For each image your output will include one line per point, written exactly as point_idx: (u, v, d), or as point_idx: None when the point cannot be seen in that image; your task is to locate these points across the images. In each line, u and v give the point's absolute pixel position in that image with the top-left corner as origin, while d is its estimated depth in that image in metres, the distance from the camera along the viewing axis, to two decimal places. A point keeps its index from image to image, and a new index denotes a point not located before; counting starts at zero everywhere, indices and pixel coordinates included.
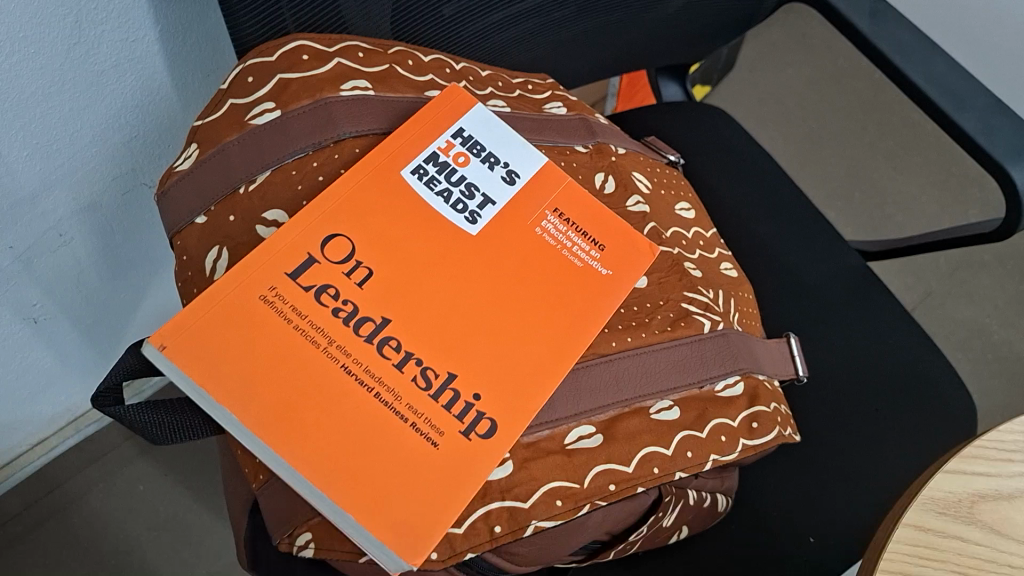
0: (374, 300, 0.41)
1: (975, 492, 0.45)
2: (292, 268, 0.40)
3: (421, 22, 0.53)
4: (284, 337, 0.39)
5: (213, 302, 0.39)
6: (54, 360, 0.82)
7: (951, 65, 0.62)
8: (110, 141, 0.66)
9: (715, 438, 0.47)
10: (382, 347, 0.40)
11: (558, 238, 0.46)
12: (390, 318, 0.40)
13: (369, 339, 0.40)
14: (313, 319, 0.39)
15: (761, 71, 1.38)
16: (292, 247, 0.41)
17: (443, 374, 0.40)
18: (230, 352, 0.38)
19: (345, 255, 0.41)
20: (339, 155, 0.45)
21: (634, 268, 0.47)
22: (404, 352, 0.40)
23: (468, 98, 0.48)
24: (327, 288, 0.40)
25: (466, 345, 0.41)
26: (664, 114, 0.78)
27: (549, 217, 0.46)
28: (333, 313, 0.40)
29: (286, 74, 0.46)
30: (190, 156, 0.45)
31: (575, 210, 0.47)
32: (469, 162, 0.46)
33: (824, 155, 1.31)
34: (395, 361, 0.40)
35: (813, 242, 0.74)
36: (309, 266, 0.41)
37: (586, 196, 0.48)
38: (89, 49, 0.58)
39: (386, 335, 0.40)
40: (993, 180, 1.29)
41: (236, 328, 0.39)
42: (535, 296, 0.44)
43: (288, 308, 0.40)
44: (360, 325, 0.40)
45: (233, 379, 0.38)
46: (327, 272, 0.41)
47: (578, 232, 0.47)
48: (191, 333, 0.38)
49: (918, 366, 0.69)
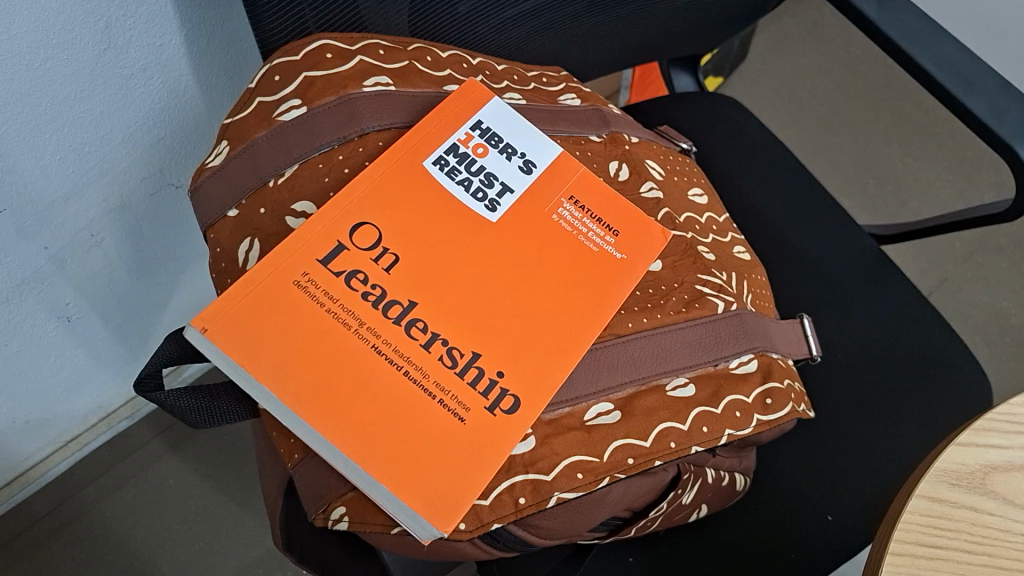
0: (401, 284, 0.43)
1: (987, 464, 0.46)
2: (321, 254, 0.42)
3: (438, 19, 0.55)
4: (317, 318, 0.41)
5: (249, 287, 0.41)
6: (87, 359, 0.85)
7: (959, 48, 0.64)
8: (137, 143, 0.68)
9: (729, 413, 0.49)
10: (410, 328, 0.42)
11: (574, 224, 0.48)
12: (417, 301, 0.42)
13: (397, 321, 0.42)
14: (344, 302, 0.42)
15: (773, 60, 1.39)
16: (322, 235, 0.43)
17: (468, 353, 0.42)
18: (266, 332, 0.40)
19: (372, 242, 0.43)
20: (364, 149, 0.46)
21: (649, 252, 0.49)
22: (430, 333, 0.42)
23: (485, 91, 0.49)
24: (356, 274, 0.42)
25: (492, 326, 0.43)
26: (676, 103, 0.80)
27: (566, 205, 0.48)
28: (362, 297, 0.42)
29: (311, 72, 0.47)
30: (221, 152, 0.47)
31: (589, 198, 0.49)
32: (487, 153, 0.48)
33: (837, 142, 1.32)
34: (423, 341, 0.42)
35: (825, 226, 0.76)
36: (338, 254, 0.43)
37: (600, 184, 0.50)
38: (118, 54, 0.61)
39: (413, 317, 0.42)
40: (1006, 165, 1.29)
41: (272, 310, 0.41)
42: (553, 280, 0.45)
43: (320, 292, 0.42)
44: (388, 308, 0.42)
45: (271, 358, 0.40)
46: (356, 258, 0.43)
47: (593, 218, 0.48)
48: (229, 317, 0.40)
49: (934, 345, 0.70)
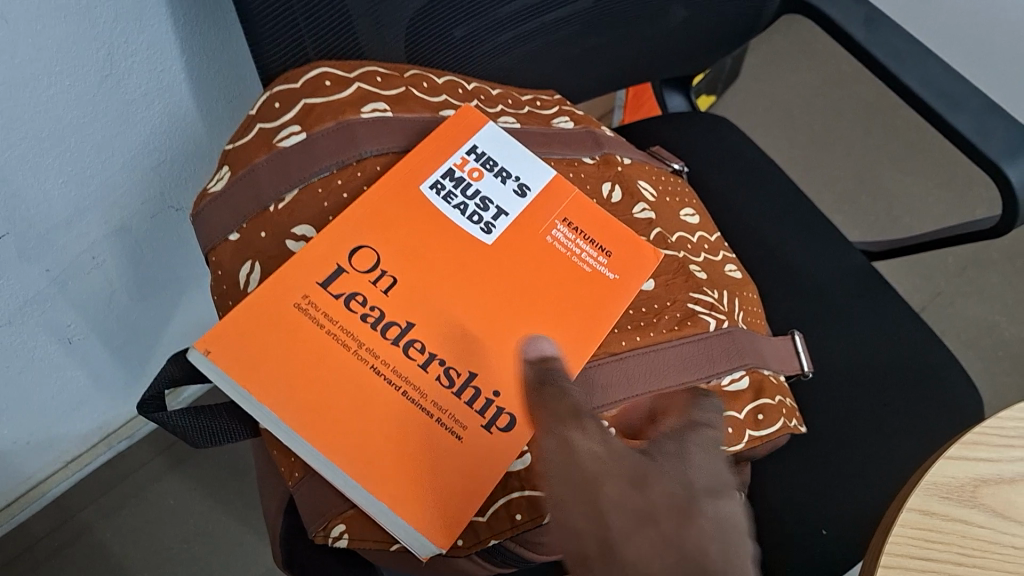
0: (398, 305, 0.44)
1: (977, 477, 0.47)
2: (321, 277, 0.43)
3: (435, 44, 0.57)
4: (317, 340, 0.42)
5: (252, 310, 0.42)
6: (88, 379, 0.86)
7: (944, 69, 0.66)
8: (139, 166, 0.70)
9: (722, 429, 0.50)
10: (408, 349, 0.43)
11: (568, 246, 0.49)
12: (414, 322, 0.43)
13: (395, 342, 0.43)
14: (343, 324, 0.43)
15: (766, 79, 1.41)
16: (321, 258, 0.44)
17: (465, 372, 0.43)
18: (268, 353, 0.41)
19: (371, 264, 0.44)
20: (361, 173, 0.48)
21: (640, 272, 0.50)
22: (428, 353, 0.43)
23: (479, 116, 0.51)
24: (355, 296, 0.43)
25: (488, 346, 0.44)
26: (669, 124, 0.81)
27: (559, 226, 0.49)
28: (362, 319, 0.43)
29: (310, 99, 0.48)
30: (223, 178, 0.48)
31: (582, 219, 0.50)
32: (483, 177, 0.49)
33: (830, 158, 1.34)
34: (420, 361, 0.43)
35: (817, 242, 0.77)
36: (338, 276, 0.44)
37: (593, 205, 0.51)
38: (120, 80, 0.62)
39: (411, 338, 0.43)
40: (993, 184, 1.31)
41: (273, 332, 0.42)
42: (548, 300, 0.47)
43: (320, 314, 0.43)
44: (386, 329, 0.43)
45: (273, 379, 0.41)
46: (354, 280, 0.44)
47: (586, 240, 0.50)
48: (232, 339, 0.41)
49: (926, 360, 0.71)
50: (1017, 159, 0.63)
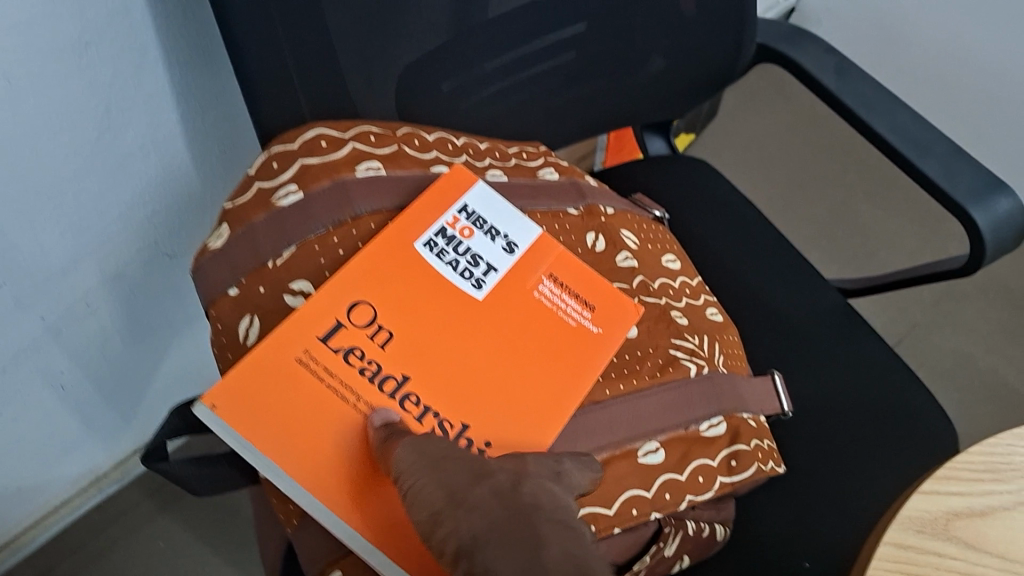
0: (394, 360, 0.46)
1: (950, 511, 0.49)
2: (322, 331, 0.45)
3: (424, 100, 0.61)
4: (318, 394, 0.44)
5: (255, 365, 0.44)
6: (79, 424, 0.87)
7: (912, 116, 0.69)
8: (134, 215, 0.71)
9: (693, 479, 0.52)
10: (404, 402, 0.45)
11: (554, 300, 0.51)
12: (409, 376, 0.46)
13: (392, 395, 0.45)
14: (343, 378, 0.45)
15: (742, 117, 1.44)
16: (322, 313, 0.46)
17: (458, 424, 0.45)
18: (271, 408, 0.43)
19: (368, 319, 0.46)
20: (356, 231, 0.50)
21: (625, 322, 0.53)
22: (423, 407, 0.45)
23: (469, 176, 0.53)
24: (354, 350, 0.45)
25: (480, 398, 0.46)
26: (650, 169, 0.84)
27: (546, 282, 0.51)
28: (360, 373, 0.45)
29: (307, 159, 0.50)
30: (222, 234, 0.50)
31: (567, 274, 0.52)
32: (474, 235, 0.51)
33: (806, 194, 1.37)
34: (416, 414, 0.45)
35: (795, 281, 0.79)
36: (338, 331, 0.46)
37: (577, 260, 0.53)
38: (118, 134, 0.64)
39: (406, 391, 0.45)
40: (957, 224, 1.34)
41: (276, 387, 0.43)
42: (536, 351, 0.49)
43: (321, 368, 0.44)
44: (383, 383, 0.45)
45: (276, 433, 0.43)
46: (353, 335, 0.46)
47: (571, 294, 0.52)
48: (237, 393, 0.43)
49: (901, 394, 0.74)
50: (982, 202, 0.66)
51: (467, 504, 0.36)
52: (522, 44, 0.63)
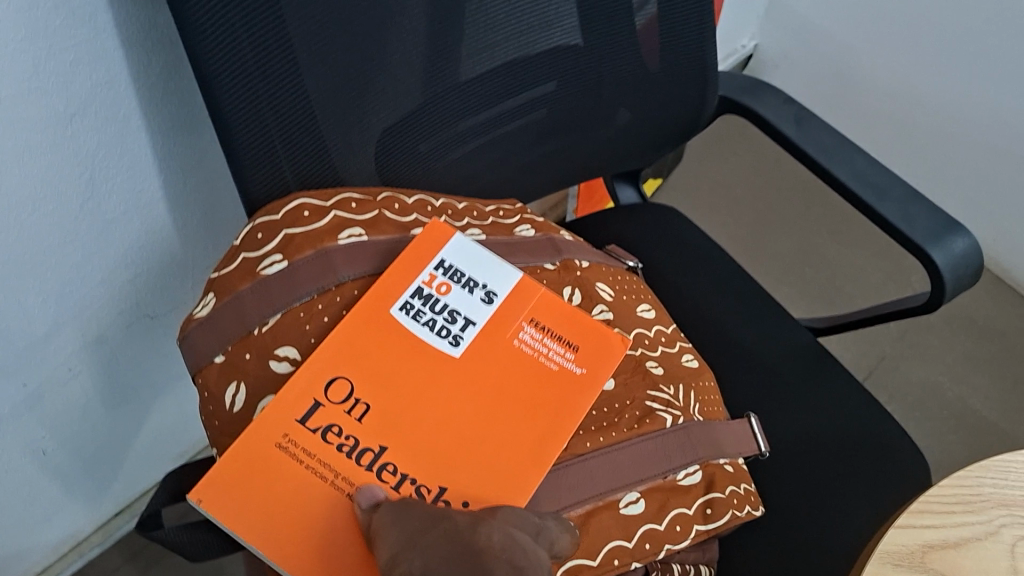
0: (372, 432, 0.48)
1: (925, 543, 0.51)
2: (299, 413, 0.47)
3: (403, 160, 0.63)
4: (299, 475, 0.46)
5: (238, 454, 0.46)
6: (60, 491, 0.87)
7: (869, 161, 0.72)
8: (116, 279, 0.72)
9: (672, 528, 0.53)
10: (382, 472, 0.47)
11: (536, 347, 0.52)
12: (386, 446, 0.48)
13: (369, 467, 0.47)
14: (322, 457, 0.47)
15: (708, 160, 1.48)
16: (299, 395, 0.48)
17: (435, 488, 0.47)
18: (255, 495, 0.45)
19: (345, 394, 0.48)
20: (340, 298, 0.51)
21: (608, 363, 0.54)
22: (400, 475, 0.47)
23: (447, 230, 0.54)
24: (332, 427, 0.47)
25: (459, 458, 0.48)
26: (621, 218, 0.87)
27: (527, 328, 0.53)
28: (338, 449, 0.47)
29: (290, 229, 0.52)
30: (208, 304, 0.51)
31: (550, 317, 0.54)
32: (450, 290, 0.52)
33: (773, 232, 1.40)
34: (393, 483, 0.47)
35: (766, 322, 0.82)
36: (315, 411, 0.48)
37: (561, 302, 0.54)
38: (101, 202, 0.65)
39: (383, 462, 0.47)
40: (915, 260, 1.37)
41: (258, 474, 0.46)
42: (515, 402, 0.51)
43: (300, 450, 0.47)
44: (361, 456, 0.47)
45: (259, 519, 0.45)
46: (331, 412, 0.48)
47: (554, 337, 0.53)
48: (221, 484, 0.45)
49: (874, 429, 0.76)
50: (940, 242, 0.68)
51: (420, 544, 0.41)
52: (492, 107, 0.66)
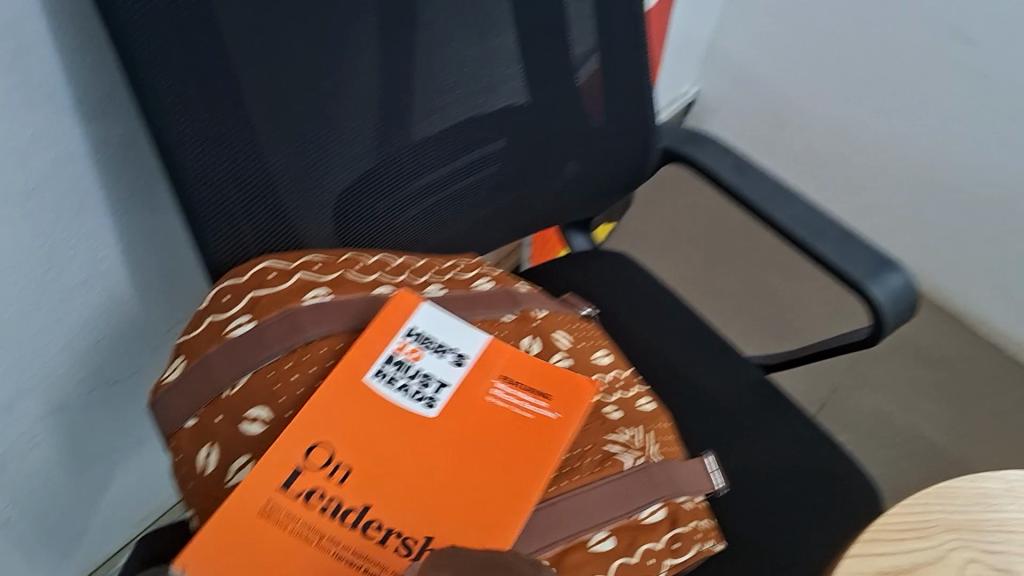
0: (355, 493, 0.49)
1: (878, 569, 0.53)
2: (281, 480, 0.48)
3: (362, 221, 0.65)
4: (282, 540, 0.46)
5: (222, 521, 0.46)
6: (22, 561, 0.85)
7: (806, 204, 0.76)
8: (78, 346, 0.73)
9: (643, 562, 0.55)
10: (367, 529, 0.47)
11: (508, 401, 0.55)
12: (370, 504, 0.48)
13: (354, 524, 0.47)
14: (306, 519, 0.47)
15: (657, 204, 1.53)
16: (281, 463, 0.49)
17: (421, 537, 0.47)
18: (240, 563, 0.45)
19: (326, 459, 0.50)
20: (308, 356, 0.53)
21: (580, 407, 0.57)
22: (385, 528, 0.47)
23: (416, 300, 0.57)
24: (314, 491, 0.48)
25: (443, 512, 0.49)
26: (574, 266, 0.90)
27: (498, 386, 0.56)
28: (322, 511, 0.47)
29: (257, 291, 0.54)
30: (177, 368, 0.53)
31: (518, 374, 0.57)
32: (422, 355, 0.55)
33: (722, 271, 1.44)
34: (378, 537, 0.47)
35: (717, 361, 0.85)
36: (297, 477, 0.48)
37: (527, 360, 0.58)
38: (62, 271, 0.66)
39: (369, 518, 0.48)
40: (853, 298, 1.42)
41: (243, 540, 0.46)
42: (493, 455, 0.52)
43: (284, 515, 0.47)
44: (345, 515, 0.47)
45: None
46: (312, 477, 0.49)
47: (524, 391, 0.56)
48: (206, 555, 0.45)
49: (826, 459, 0.79)
50: (877, 278, 0.72)
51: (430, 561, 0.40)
52: (443, 165, 0.68)
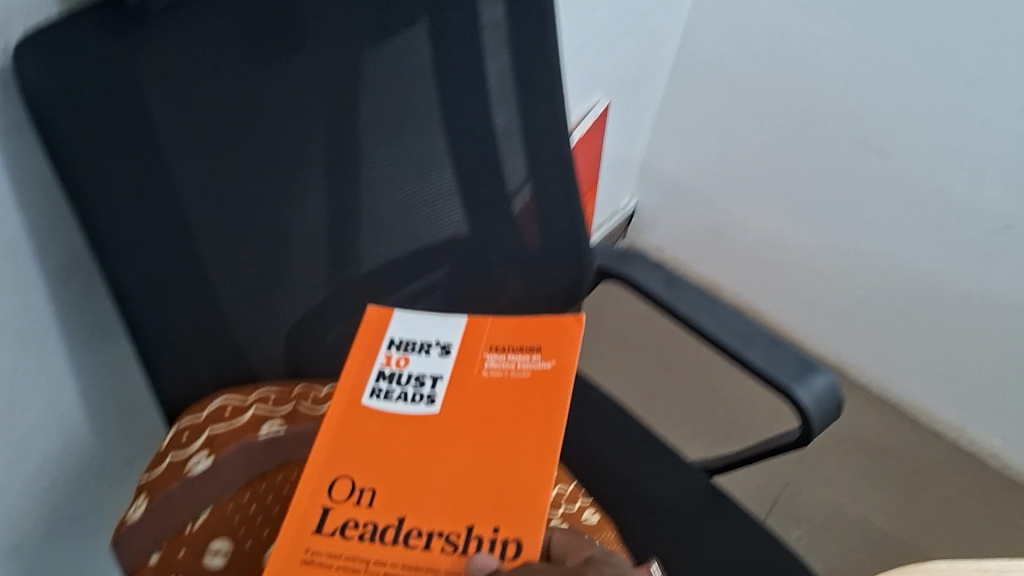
0: (385, 511, 0.51)
1: None
2: (314, 523, 0.50)
3: (310, 349, 0.69)
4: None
5: None
6: None
7: (733, 314, 0.82)
8: (34, 486, 0.74)
9: None
10: (409, 538, 0.49)
11: (503, 366, 0.59)
12: (404, 516, 0.50)
13: (396, 538, 0.49)
14: (349, 550, 0.49)
15: (602, 310, 1.59)
16: (307, 510, 0.51)
17: (464, 527, 0.50)
18: None
19: (347, 490, 0.52)
20: (264, 487, 0.58)
21: (567, 343, 0.60)
22: (426, 532, 0.49)
23: (383, 311, 0.62)
24: (346, 523, 0.50)
25: (476, 499, 0.51)
26: None
27: (489, 357, 0.59)
28: (360, 538, 0.49)
29: (214, 429, 0.58)
30: (138, 507, 0.55)
31: (503, 339, 0.60)
32: (410, 360, 0.59)
33: (666, 377, 1.50)
34: (422, 541, 0.49)
35: (662, 466, 0.88)
36: (326, 515, 0.50)
37: (507, 321, 0.61)
38: (19, 415, 0.68)
39: (407, 527, 0.50)
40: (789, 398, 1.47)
41: None
42: (504, 425, 0.55)
43: (325, 555, 0.48)
44: (384, 534, 0.49)
45: None
46: (341, 510, 0.51)
47: (513, 350, 0.60)
48: None
49: (771, 558, 0.82)
50: (803, 381, 0.77)
51: None
52: (388, 294, 0.73)
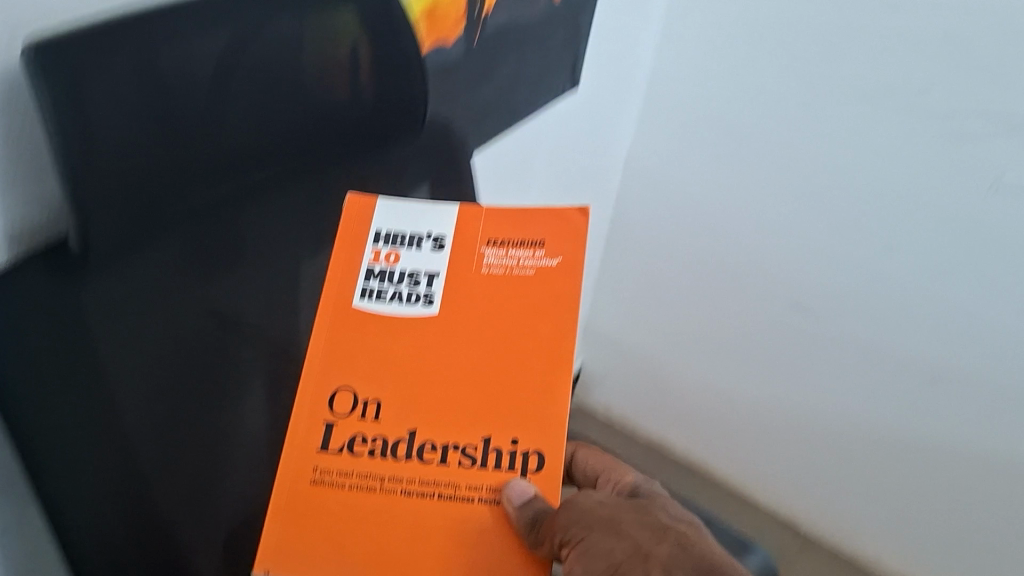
0: (393, 425, 0.53)
1: None
2: (318, 442, 0.52)
3: None
4: (353, 498, 0.51)
5: (291, 507, 0.51)
6: None
7: None
8: None
9: None
10: (424, 453, 0.52)
11: (503, 263, 0.57)
12: (415, 429, 0.53)
13: (409, 454, 0.52)
14: (362, 467, 0.52)
15: None
16: (311, 427, 0.52)
17: (480, 439, 0.53)
18: (323, 542, 0.51)
19: (349, 404, 0.53)
20: None
21: (574, 235, 0.57)
22: (439, 447, 0.52)
23: (367, 202, 0.57)
24: (354, 438, 0.52)
25: (488, 412, 0.54)
26: None
27: (487, 252, 0.57)
28: (372, 455, 0.52)
29: None
30: None
31: (501, 225, 0.57)
32: (399, 255, 0.56)
33: None
34: (438, 457, 0.52)
35: None
36: (331, 432, 0.52)
37: (503, 207, 0.58)
38: None
39: (420, 443, 0.52)
40: None
41: (309, 516, 0.51)
42: (511, 322, 0.55)
43: (336, 477, 0.51)
44: (396, 449, 0.52)
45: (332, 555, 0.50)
46: (346, 425, 0.52)
47: (515, 245, 0.57)
48: (284, 556, 0.50)
49: None
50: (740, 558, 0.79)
51: None
52: None
